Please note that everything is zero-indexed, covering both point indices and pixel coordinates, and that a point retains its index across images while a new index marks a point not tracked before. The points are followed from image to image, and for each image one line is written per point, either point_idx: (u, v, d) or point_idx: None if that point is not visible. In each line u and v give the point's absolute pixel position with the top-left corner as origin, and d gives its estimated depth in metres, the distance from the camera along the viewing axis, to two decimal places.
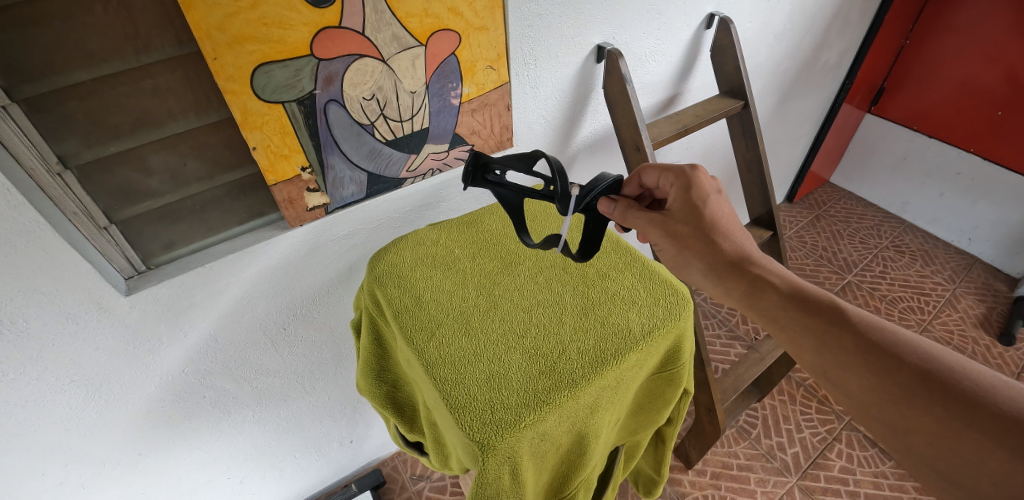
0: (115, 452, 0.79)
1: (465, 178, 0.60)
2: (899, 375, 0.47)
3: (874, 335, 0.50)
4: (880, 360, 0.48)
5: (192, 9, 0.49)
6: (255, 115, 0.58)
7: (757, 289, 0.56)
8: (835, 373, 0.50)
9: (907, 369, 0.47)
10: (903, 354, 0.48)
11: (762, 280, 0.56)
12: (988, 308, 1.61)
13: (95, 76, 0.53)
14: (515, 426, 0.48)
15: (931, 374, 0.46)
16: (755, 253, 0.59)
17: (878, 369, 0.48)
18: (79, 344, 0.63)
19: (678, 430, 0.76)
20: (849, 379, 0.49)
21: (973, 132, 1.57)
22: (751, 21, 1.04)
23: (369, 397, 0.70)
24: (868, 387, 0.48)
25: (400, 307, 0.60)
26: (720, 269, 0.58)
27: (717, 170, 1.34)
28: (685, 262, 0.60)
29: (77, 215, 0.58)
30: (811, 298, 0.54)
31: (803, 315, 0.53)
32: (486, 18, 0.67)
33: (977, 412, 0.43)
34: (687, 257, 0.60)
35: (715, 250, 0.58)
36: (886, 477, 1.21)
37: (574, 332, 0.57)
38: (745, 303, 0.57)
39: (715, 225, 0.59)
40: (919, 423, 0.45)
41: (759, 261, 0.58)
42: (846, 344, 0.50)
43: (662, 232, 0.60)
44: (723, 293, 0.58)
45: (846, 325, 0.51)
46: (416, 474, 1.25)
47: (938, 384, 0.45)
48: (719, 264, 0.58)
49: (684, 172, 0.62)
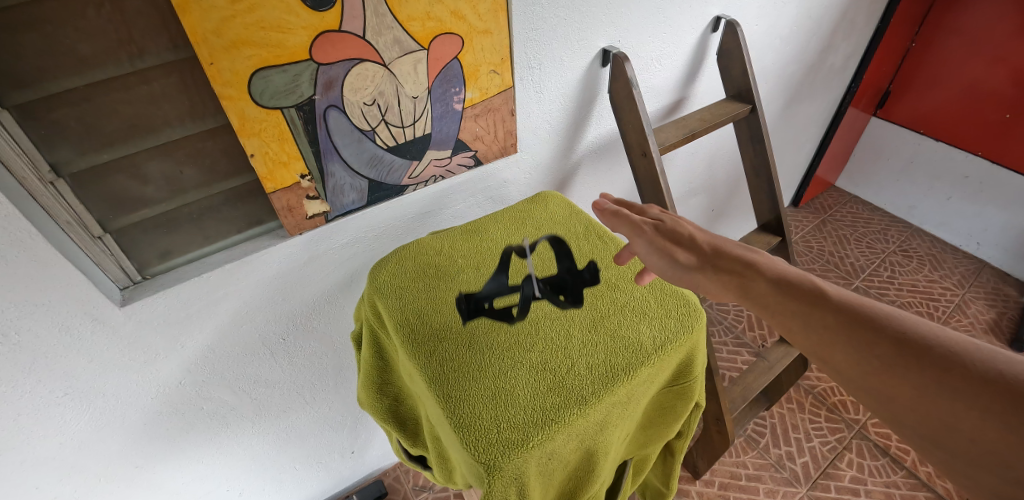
0: (110, 465, 0.76)
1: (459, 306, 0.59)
2: (880, 347, 0.44)
3: (854, 310, 0.47)
4: (860, 334, 0.46)
5: (188, 12, 0.47)
6: (253, 122, 0.57)
7: (743, 277, 0.54)
8: (820, 352, 0.47)
9: (887, 339, 0.44)
10: (883, 326, 0.45)
11: (742, 268, 0.55)
12: (999, 313, 1.58)
13: (88, 82, 0.52)
14: (523, 446, 0.46)
15: (915, 344, 0.43)
16: (739, 250, 0.57)
17: (860, 344, 0.45)
18: (72, 356, 0.61)
19: (687, 444, 0.75)
20: (833, 356, 0.46)
21: (980, 136, 1.55)
22: (758, 24, 1.03)
23: (370, 411, 0.68)
24: (853, 362, 0.45)
25: (403, 318, 0.58)
26: (702, 263, 0.56)
27: (723, 176, 1.33)
28: (672, 261, 0.57)
29: (71, 224, 0.56)
30: (794, 281, 0.52)
31: (785, 297, 0.51)
32: (489, 21, 0.66)
33: (962, 376, 0.40)
34: (675, 254, 0.57)
35: (700, 252, 0.58)
36: (898, 487, 1.18)
37: (582, 345, 0.55)
38: (730, 292, 0.55)
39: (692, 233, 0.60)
40: (907, 394, 0.42)
41: (743, 255, 0.56)
42: (826, 320, 0.48)
43: (658, 238, 0.58)
44: (705, 283, 0.56)
45: (825, 302, 0.49)
46: (418, 485, 1.23)
47: (921, 353, 0.42)
48: (703, 257, 0.56)
49: (637, 205, 0.65)
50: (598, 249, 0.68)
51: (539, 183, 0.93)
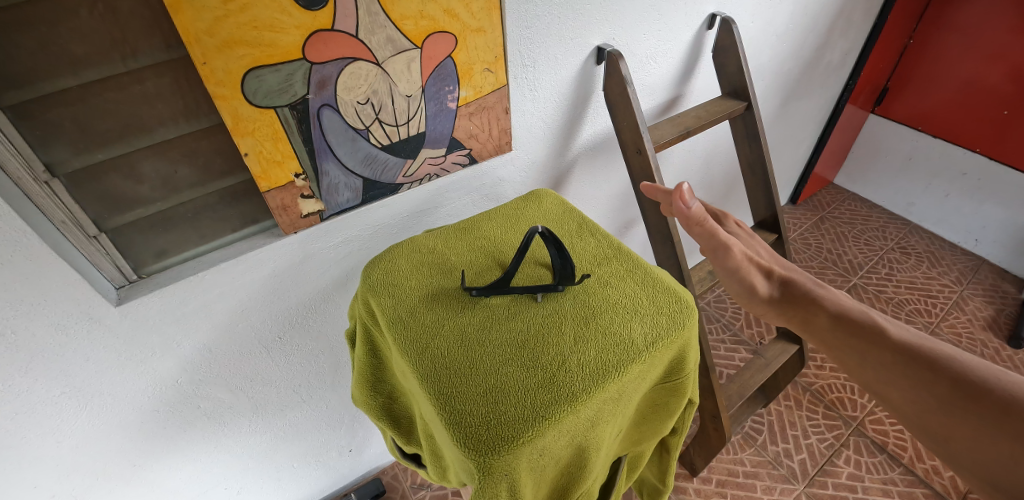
0: (108, 464, 0.77)
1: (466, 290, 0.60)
2: (940, 391, 0.46)
3: (918, 350, 0.49)
4: (925, 378, 0.47)
5: (180, 12, 0.47)
6: (246, 121, 0.57)
7: (807, 312, 0.57)
8: (881, 389, 0.50)
9: (950, 383, 0.46)
10: (949, 370, 0.47)
11: (811, 305, 0.57)
12: (997, 310, 1.58)
13: (81, 82, 0.52)
14: (513, 443, 0.47)
15: (983, 388, 0.44)
16: (813, 282, 0.60)
17: (925, 386, 0.47)
18: (69, 355, 0.62)
19: (682, 440, 0.75)
20: (896, 395, 0.48)
21: (979, 132, 1.55)
22: (755, 21, 1.03)
23: (363, 408, 0.68)
24: (918, 404, 0.47)
25: (393, 315, 0.58)
26: (772, 295, 0.60)
27: (719, 173, 1.33)
28: (745, 289, 0.61)
29: (66, 224, 0.56)
30: (856, 318, 0.54)
31: (847, 332, 0.53)
32: (483, 20, 0.66)
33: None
34: (747, 281, 0.60)
35: (778, 280, 0.60)
36: (895, 484, 1.19)
37: (574, 341, 0.55)
38: (797, 327, 0.58)
39: (768, 262, 0.63)
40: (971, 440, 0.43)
41: (814, 287, 0.58)
42: (890, 361, 0.50)
43: (734, 259, 0.60)
44: (774, 314, 0.60)
45: (889, 342, 0.51)
46: (416, 483, 1.23)
47: (991, 399, 0.43)
48: (775, 291, 0.60)
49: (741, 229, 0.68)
50: (591, 247, 0.68)
51: (534, 180, 0.93)
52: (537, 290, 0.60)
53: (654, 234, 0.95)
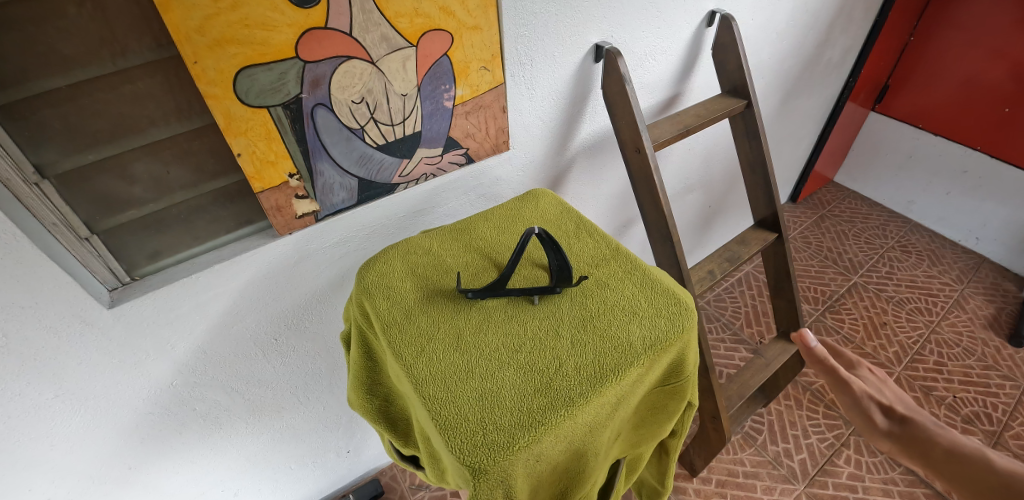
0: (103, 467, 0.76)
1: (463, 292, 0.59)
2: None
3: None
4: None
5: (170, 10, 0.46)
6: (239, 121, 0.56)
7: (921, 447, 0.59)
8: None
9: None
10: None
11: (938, 443, 0.58)
12: (998, 308, 1.57)
13: (70, 82, 0.51)
14: (509, 449, 0.46)
15: None
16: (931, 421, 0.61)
17: None
18: (62, 358, 0.61)
19: (682, 442, 0.74)
20: None
21: (980, 130, 1.54)
22: (754, 18, 1.02)
23: (360, 412, 0.68)
24: None
25: (388, 318, 0.57)
26: (890, 430, 0.62)
27: (718, 172, 1.32)
28: (863, 420, 0.64)
29: (57, 226, 0.55)
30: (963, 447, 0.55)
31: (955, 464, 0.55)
32: (479, 17, 0.65)
33: None
34: (867, 415, 0.64)
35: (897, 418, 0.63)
36: (895, 484, 1.18)
37: (572, 345, 0.54)
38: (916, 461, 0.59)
39: (890, 397, 0.65)
40: None
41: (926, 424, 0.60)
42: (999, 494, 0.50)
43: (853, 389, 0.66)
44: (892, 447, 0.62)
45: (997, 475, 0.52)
46: (414, 484, 1.22)
47: None
48: (894, 426, 0.62)
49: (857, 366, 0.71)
50: (589, 247, 0.67)
51: (532, 180, 0.93)
52: (536, 293, 0.59)
53: (653, 233, 0.94)
